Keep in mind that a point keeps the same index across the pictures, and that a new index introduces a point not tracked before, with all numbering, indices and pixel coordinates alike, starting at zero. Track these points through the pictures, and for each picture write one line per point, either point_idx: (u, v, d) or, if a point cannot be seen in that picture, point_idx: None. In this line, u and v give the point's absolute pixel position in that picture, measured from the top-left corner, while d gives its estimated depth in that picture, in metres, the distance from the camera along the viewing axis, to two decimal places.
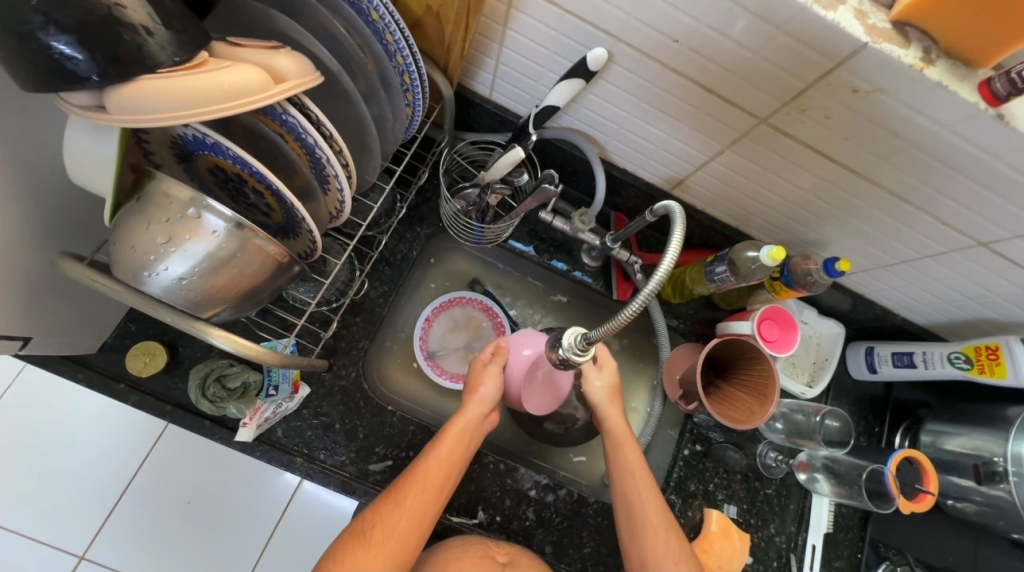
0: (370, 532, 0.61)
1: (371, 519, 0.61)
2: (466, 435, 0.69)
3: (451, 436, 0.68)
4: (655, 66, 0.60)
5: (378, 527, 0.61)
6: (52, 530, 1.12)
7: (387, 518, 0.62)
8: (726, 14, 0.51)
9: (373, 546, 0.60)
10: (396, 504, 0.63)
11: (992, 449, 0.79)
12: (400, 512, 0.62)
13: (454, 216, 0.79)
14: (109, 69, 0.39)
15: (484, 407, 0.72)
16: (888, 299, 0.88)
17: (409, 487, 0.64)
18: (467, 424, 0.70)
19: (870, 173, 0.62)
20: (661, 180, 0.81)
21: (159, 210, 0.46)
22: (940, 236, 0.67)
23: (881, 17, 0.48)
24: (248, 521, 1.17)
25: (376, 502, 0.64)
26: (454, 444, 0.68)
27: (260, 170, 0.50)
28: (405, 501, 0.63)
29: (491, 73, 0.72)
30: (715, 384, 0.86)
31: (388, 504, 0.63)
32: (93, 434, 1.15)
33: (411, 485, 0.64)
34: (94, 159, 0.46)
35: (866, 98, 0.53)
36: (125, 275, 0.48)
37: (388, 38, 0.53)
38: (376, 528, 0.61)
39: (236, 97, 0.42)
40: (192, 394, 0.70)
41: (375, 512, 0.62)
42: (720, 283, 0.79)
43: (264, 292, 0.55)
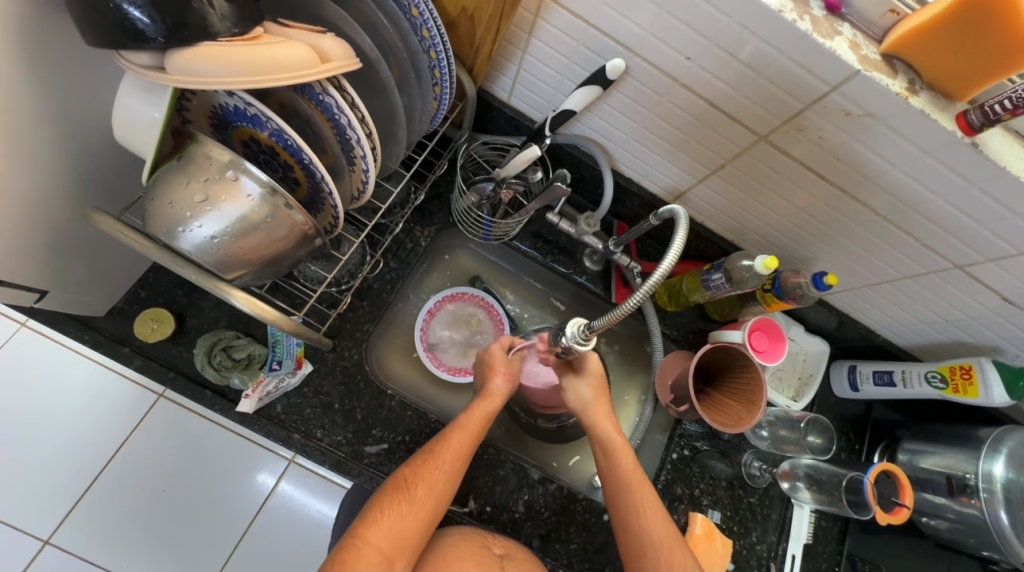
0: (413, 489, 0.64)
1: (413, 478, 0.64)
2: (490, 413, 0.71)
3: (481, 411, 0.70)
4: (667, 81, 0.65)
5: (420, 486, 0.64)
6: (19, 511, 1.08)
7: (429, 478, 0.65)
8: (736, 36, 0.56)
9: (416, 502, 0.63)
10: (435, 467, 0.65)
11: (964, 466, 0.83)
12: (440, 475, 0.65)
13: (467, 210, 0.84)
14: (174, 33, 0.42)
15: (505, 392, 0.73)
16: (871, 319, 0.93)
17: (447, 452, 0.66)
18: (494, 401, 0.72)
19: (859, 194, 0.67)
20: (664, 190, 0.86)
21: (199, 171, 0.49)
22: (921, 257, 0.73)
23: (872, 49, 0.54)
24: (223, 517, 1.15)
25: (414, 461, 0.66)
26: (483, 414, 0.70)
27: (297, 142, 0.53)
28: (444, 464, 0.66)
29: (512, 78, 0.76)
30: (705, 391, 0.89)
31: (427, 466, 0.65)
32: (72, 412, 1.13)
33: (448, 450, 0.67)
34: (140, 118, 0.49)
35: (858, 121, 0.58)
36: (158, 229, 0.50)
37: (425, 32, 0.58)
38: (418, 486, 0.64)
39: (285, 70, 0.46)
40: (197, 361, 0.72)
41: (415, 470, 0.65)
42: (715, 290, 0.83)
43: (286, 261, 0.57)
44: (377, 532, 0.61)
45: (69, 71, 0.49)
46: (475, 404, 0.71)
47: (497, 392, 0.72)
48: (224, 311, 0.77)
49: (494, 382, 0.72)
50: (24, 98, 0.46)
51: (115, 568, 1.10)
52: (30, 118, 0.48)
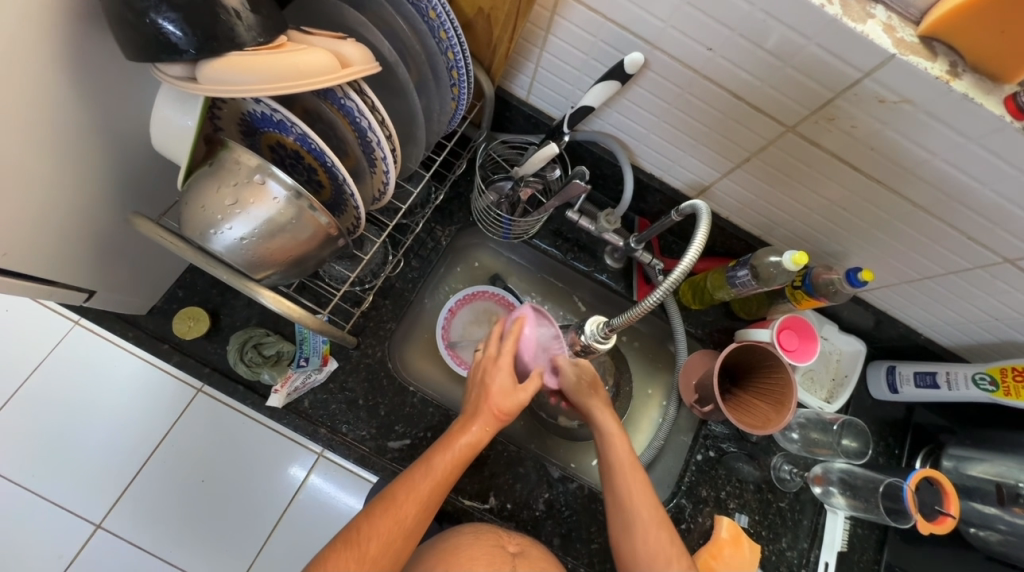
0: (366, 543, 0.60)
1: (367, 533, 0.61)
2: (464, 456, 0.64)
3: (450, 454, 0.64)
4: (688, 73, 0.63)
5: (373, 542, 0.60)
6: (74, 496, 1.17)
7: (384, 532, 0.61)
8: (761, 25, 0.54)
9: (367, 560, 0.60)
10: (393, 520, 0.61)
11: (1017, 475, 0.78)
12: (397, 529, 0.61)
13: (486, 209, 0.84)
14: (204, 44, 0.44)
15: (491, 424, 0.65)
16: (912, 318, 0.88)
17: (408, 503, 0.62)
18: (475, 437, 0.64)
19: (898, 186, 0.64)
20: (687, 186, 0.84)
21: (229, 175, 0.52)
22: (966, 251, 0.68)
23: (909, 32, 0.51)
24: (257, 507, 1.20)
25: (371, 511, 0.62)
26: (458, 458, 0.64)
27: (320, 146, 0.54)
28: (404, 518, 0.62)
29: (530, 76, 0.76)
30: (732, 391, 0.86)
31: (385, 519, 0.61)
32: (120, 404, 1.20)
33: (410, 501, 0.62)
34: (176, 127, 0.52)
35: (894, 108, 0.55)
36: (192, 232, 0.53)
37: (442, 34, 0.59)
38: (371, 542, 0.60)
39: (307, 76, 0.47)
40: (230, 357, 0.76)
41: (371, 523, 0.61)
42: (741, 287, 0.81)
43: (311, 261, 0.58)
44: None
45: (112, 84, 0.53)
46: (451, 443, 0.64)
47: (484, 425, 0.65)
48: (255, 310, 0.80)
49: (483, 410, 0.65)
50: (70, 110, 0.50)
51: (158, 553, 1.17)
52: (77, 129, 0.51)
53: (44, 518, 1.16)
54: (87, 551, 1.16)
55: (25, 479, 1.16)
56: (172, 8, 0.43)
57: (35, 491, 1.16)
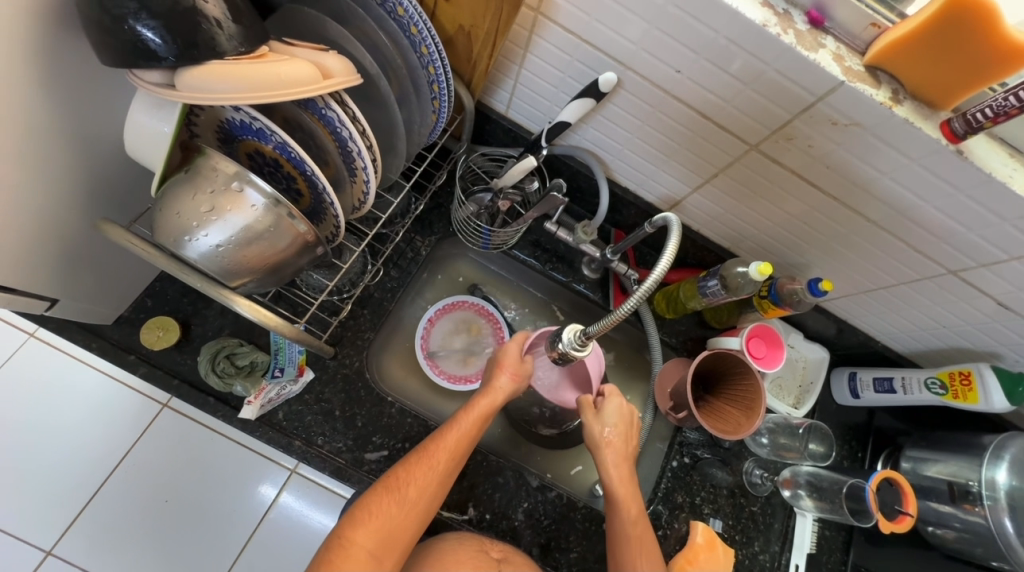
0: (405, 489, 0.64)
1: (405, 477, 0.64)
2: (487, 412, 0.71)
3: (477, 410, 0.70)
4: (659, 93, 0.67)
5: (411, 486, 0.64)
6: (22, 521, 1.09)
7: (421, 477, 0.65)
8: (724, 50, 0.58)
9: (406, 502, 0.64)
10: (427, 466, 0.65)
11: (967, 474, 0.82)
12: (433, 474, 0.65)
13: (466, 219, 0.86)
14: (184, 52, 0.44)
15: (507, 391, 0.73)
16: (870, 326, 0.93)
17: (441, 451, 0.67)
18: (500, 395, 0.72)
19: (851, 201, 0.68)
20: (660, 200, 0.87)
21: (206, 182, 0.51)
22: (915, 263, 0.73)
23: (856, 61, 0.55)
24: (224, 527, 1.15)
25: (407, 461, 0.66)
26: (480, 413, 0.70)
27: (300, 154, 0.55)
28: (437, 465, 0.66)
29: (509, 92, 0.79)
30: (705, 398, 0.89)
31: (420, 464, 0.66)
32: (79, 421, 1.14)
33: (442, 449, 0.67)
34: (151, 133, 0.51)
35: (845, 130, 0.59)
36: (165, 238, 0.52)
37: (423, 49, 0.60)
38: (410, 487, 0.64)
39: (289, 86, 0.48)
40: (201, 368, 0.73)
41: (408, 469, 0.65)
42: (712, 297, 0.84)
43: (289, 269, 0.58)
44: (364, 533, 0.61)
45: (83, 88, 0.52)
46: (474, 401, 0.72)
47: (500, 387, 0.72)
48: (228, 319, 0.78)
49: (498, 379, 0.73)
50: (38, 114, 0.49)
51: None
52: (45, 132, 0.50)
53: None
54: None
55: None
56: (152, 13, 0.43)
57: None
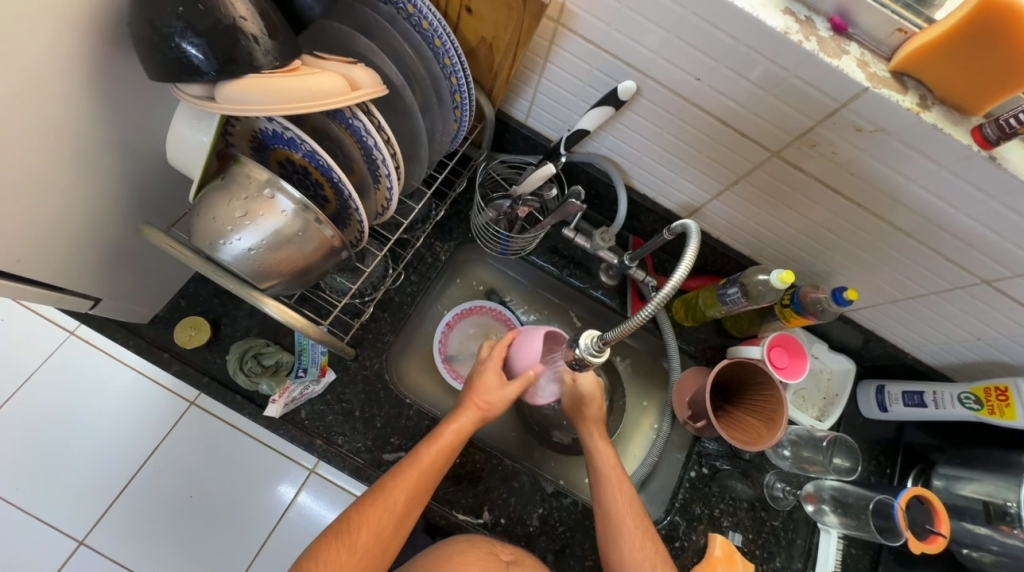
0: (357, 533, 0.64)
1: (358, 522, 0.64)
2: (450, 447, 0.69)
3: (436, 446, 0.68)
4: (678, 100, 0.67)
5: (363, 530, 0.64)
6: (58, 511, 1.15)
7: (375, 520, 0.65)
8: (744, 58, 0.58)
9: (358, 547, 0.63)
10: (381, 508, 0.65)
11: (1005, 494, 0.79)
12: (387, 517, 0.65)
13: (485, 226, 0.87)
14: (224, 67, 0.47)
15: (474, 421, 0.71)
16: (899, 337, 0.90)
17: (397, 492, 0.66)
18: (461, 428, 0.70)
19: (877, 209, 0.67)
20: (679, 207, 0.87)
21: (240, 189, 0.54)
22: (947, 272, 0.71)
23: (881, 67, 0.55)
24: (244, 524, 1.18)
25: (360, 504, 0.66)
26: (440, 453, 0.69)
27: (328, 162, 0.57)
28: (393, 507, 0.66)
29: (529, 100, 0.80)
30: (724, 408, 0.87)
31: (374, 507, 0.65)
32: (112, 417, 1.19)
33: (398, 490, 0.66)
34: (192, 143, 0.54)
35: (870, 136, 0.58)
36: (201, 242, 0.55)
37: (447, 60, 0.62)
38: (362, 530, 0.64)
39: (319, 98, 0.50)
40: (230, 366, 0.77)
41: (361, 513, 0.65)
42: (732, 305, 0.83)
43: (314, 272, 0.60)
44: None
45: (130, 101, 0.55)
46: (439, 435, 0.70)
47: (469, 420, 0.70)
48: (256, 320, 0.81)
49: (468, 409, 0.71)
50: (90, 125, 0.52)
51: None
52: (95, 142, 0.54)
53: (26, 533, 1.13)
54: (69, 568, 1.13)
55: (9, 492, 1.14)
56: (196, 29, 0.46)
57: (19, 505, 1.14)
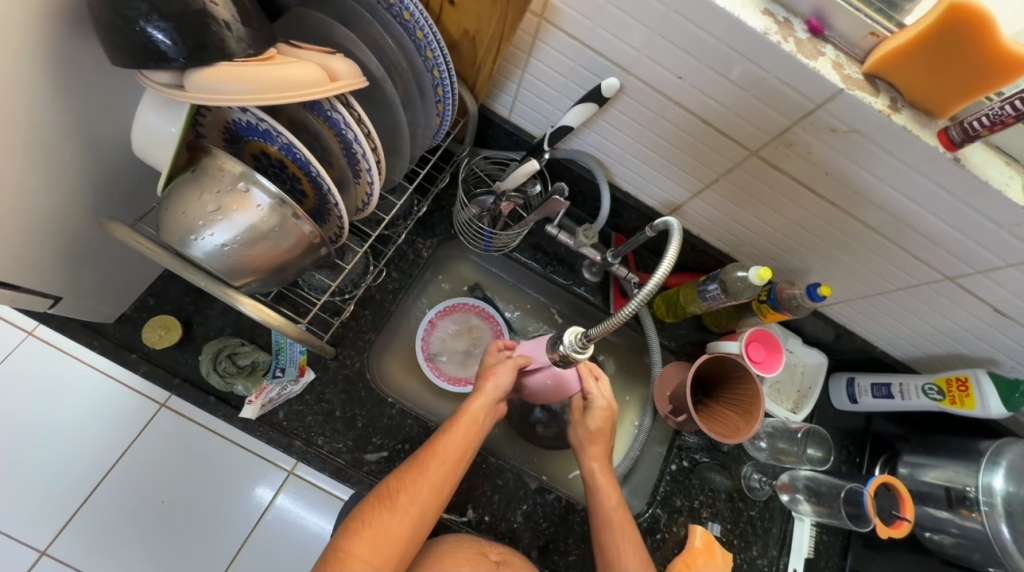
0: (395, 497, 0.64)
1: (396, 486, 0.65)
2: (480, 416, 0.71)
3: (467, 415, 0.70)
4: (660, 98, 0.67)
5: (402, 493, 0.64)
6: (16, 521, 1.09)
7: (412, 485, 0.65)
8: (725, 58, 0.58)
9: (398, 510, 0.63)
10: (418, 473, 0.65)
11: (964, 479, 0.82)
12: (424, 481, 0.65)
13: (468, 222, 0.86)
14: (193, 54, 0.45)
15: (498, 395, 0.73)
16: (868, 332, 0.93)
17: (433, 457, 0.67)
18: (487, 400, 0.72)
19: (849, 208, 0.69)
20: (661, 204, 0.88)
21: (212, 181, 0.52)
22: (913, 269, 0.74)
23: (855, 69, 0.56)
24: (220, 528, 1.15)
25: (398, 471, 0.67)
26: (472, 421, 0.70)
27: (305, 155, 0.55)
28: (429, 471, 0.66)
29: (512, 95, 0.79)
30: (703, 402, 0.89)
31: (411, 472, 0.66)
32: (75, 422, 1.14)
33: (434, 457, 0.67)
34: (159, 133, 0.52)
35: (844, 137, 0.60)
36: (170, 237, 0.52)
37: (429, 53, 0.61)
38: (401, 494, 0.64)
39: (296, 89, 0.48)
40: (203, 366, 0.73)
41: (399, 479, 0.66)
42: (712, 301, 0.85)
43: (292, 269, 0.59)
44: (359, 542, 0.61)
45: (92, 88, 0.52)
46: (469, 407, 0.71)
47: (491, 395, 0.72)
48: (230, 318, 0.79)
49: (484, 390, 0.72)
50: (46, 112, 0.49)
51: None
52: (51, 129, 0.51)
53: None
54: None
55: None
56: (161, 11, 0.43)
57: None
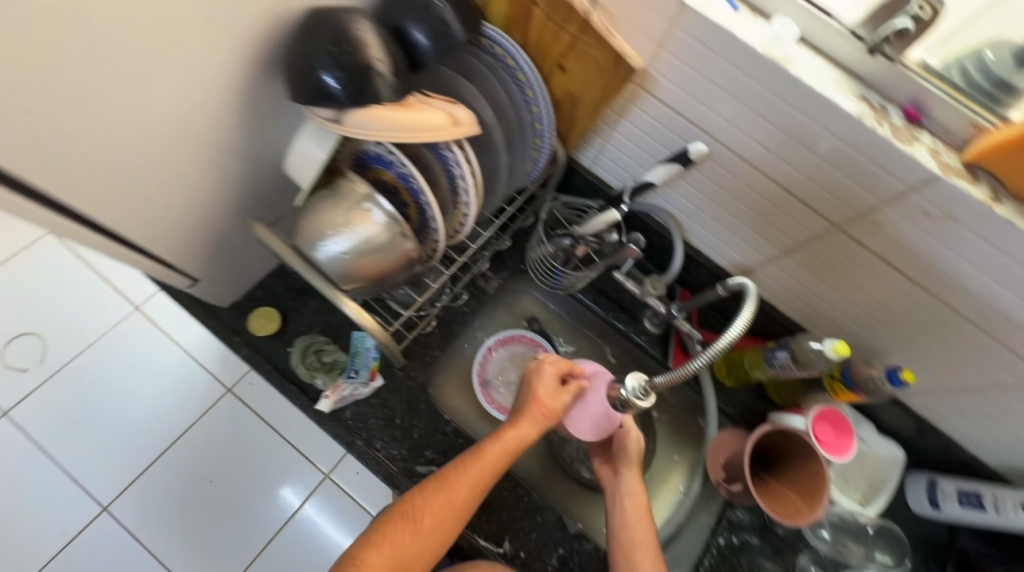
0: (418, 518, 0.65)
1: (421, 508, 0.66)
2: (515, 445, 0.70)
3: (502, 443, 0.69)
4: (744, 166, 0.71)
5: (425, 515, 0.66)
6: (90, 475, 1.21)
7: (435, 509, 0.66)
8: (815, 135, 0.61)
9: (419, 531, 0.65)
10: (443, 497, 0.66)
11: None
12: (448, 506, 0.66)
13: (541, 259, 0.92)
14: (354, 96, 0.55)
15: (537, 423, 0.72)
16: (957, 431, 0.85)
17: (460, 482, 0.67)
18: (526, 430, 0.71)
19: (941, 293, 0.67)
20: (732, 265, 0.89)
21: (345, 199, 0.61)
22: (1015, 369, 0.69)
23: (953, 157, 0.57)
24: (253, 525, 1.21)
25: (424, 489, 0.68)
26: (505, 450, 0.70)
27: (420, 185, 0.64)
28: (454, 497, 0.67)
29: (598, 149, 0.86)
30: (761, 476, 0.86)
31: (437, 494, 0.67)
32: (159, 392, 1.28)
33: (461, 481, 0.67)
34: (310, 156, 0.62)
35: (939, 222, 0.60)
36: (301, 241, 0.62)
37: (535, 108, 0.72)
38: (424, 516, 0.66)
39: (426, 131, 0.57)
40: (293, 357, 0.83)
41: (423, 498, 0.67)
42: (780, 368, 0.84)
43: (390, 281, 0.66)
44: (377, 555, 0.64)
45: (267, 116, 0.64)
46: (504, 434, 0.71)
47: (531, 425, 0.72)
48: (320, 318, 0.88)
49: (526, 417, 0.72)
50: (232, 131, 0.61)
51: (154, 548, 1.18)
52: (231, 145, 0.63)
53: (57, 491, 1.20)
54: (89, 533, 1.18)
55: (53, 449, 1.22)
56: (338, 61, 0.53)
57: (57, 463, 1.21)
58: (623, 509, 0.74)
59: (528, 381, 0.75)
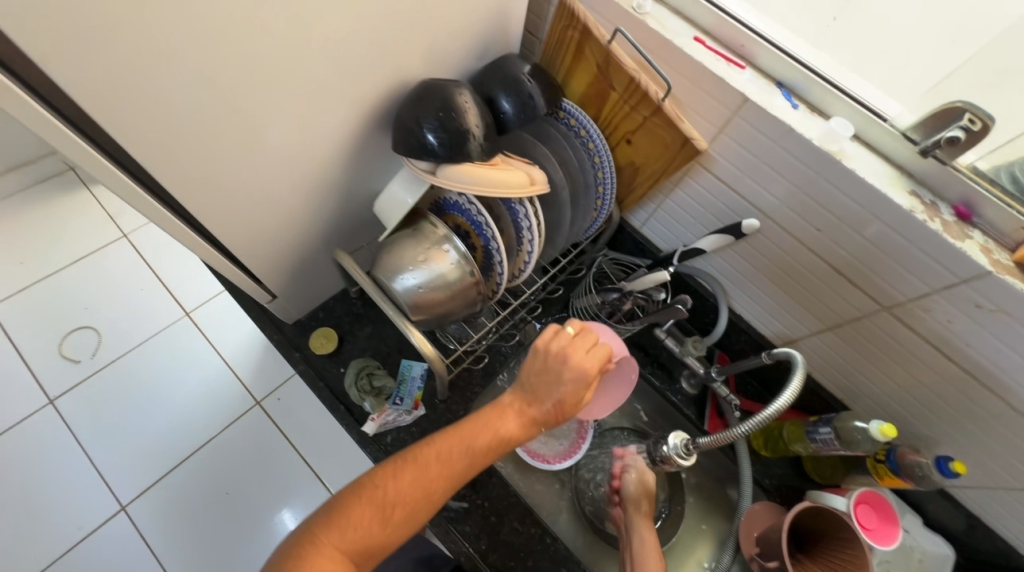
0: (390, 507, 0.51)
1: (393, 495, 0.51)
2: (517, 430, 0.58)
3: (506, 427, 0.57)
4: (793, 241, 0.75)
5: (399, 505, 0.51)
6: (116, 472, 1.25)
7: (410, 498, 0.52)
8: (864, 220, 0.65)
9: (388, 523, 0.51)
10: (425, 481, 0.53)
11: None
12: (428, 496, 0.53)
13: (585, 309, 0.95)
14: (448, 154, 0.63)
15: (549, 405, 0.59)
16: (1014, 535, 0.81)
17: (446, 467, 0.54)
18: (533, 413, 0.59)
19: (995, 386, 0.67)
20: (775, 335, 0.91)
21: (426, 239, 0.68)
22: None
23: (1004, 255, 0.59)
24: (258, 547, 1.21)
25: (397, 466, 0.53)
26: (500, 440, 0.57)
27: (491, 232, 0.70)
28: (435, 485, 0.53)
29: (650, 212, 0.92)
30: (798, 557, 0.82)
31: (415, 477, 0.52)
32: (198, 395, 1.34)
33: (449, 467, 0.54)
34: (398, 200, 0.70)
35: (990, 314, 0.61)
36: (381, 272, 0.68)
37: (600, 173, 0.80)
38: (396, 506, 0.51)
39: (506, 187, 0.65)
40: (347, 379, 0.88)
41: (397, 481, 0.52)
42: (822, 445, 0.82)
43: (452, 316, 0.71)
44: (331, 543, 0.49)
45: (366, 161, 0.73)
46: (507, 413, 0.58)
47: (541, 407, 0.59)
48: (373, 343, 0.93)
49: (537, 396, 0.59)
50: (336, 173, 0.70)
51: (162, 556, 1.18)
52: (333, 183, 0.72)
53: (81, 484, 1.23)
54: (103, 531, 1.19)
55: (88, 442, 1.27)
56: (442, 124, 0.62)
57: (89, 455, 1.26)
58: (636, 540, 0.74)
59: (554, 367, 0.60)
